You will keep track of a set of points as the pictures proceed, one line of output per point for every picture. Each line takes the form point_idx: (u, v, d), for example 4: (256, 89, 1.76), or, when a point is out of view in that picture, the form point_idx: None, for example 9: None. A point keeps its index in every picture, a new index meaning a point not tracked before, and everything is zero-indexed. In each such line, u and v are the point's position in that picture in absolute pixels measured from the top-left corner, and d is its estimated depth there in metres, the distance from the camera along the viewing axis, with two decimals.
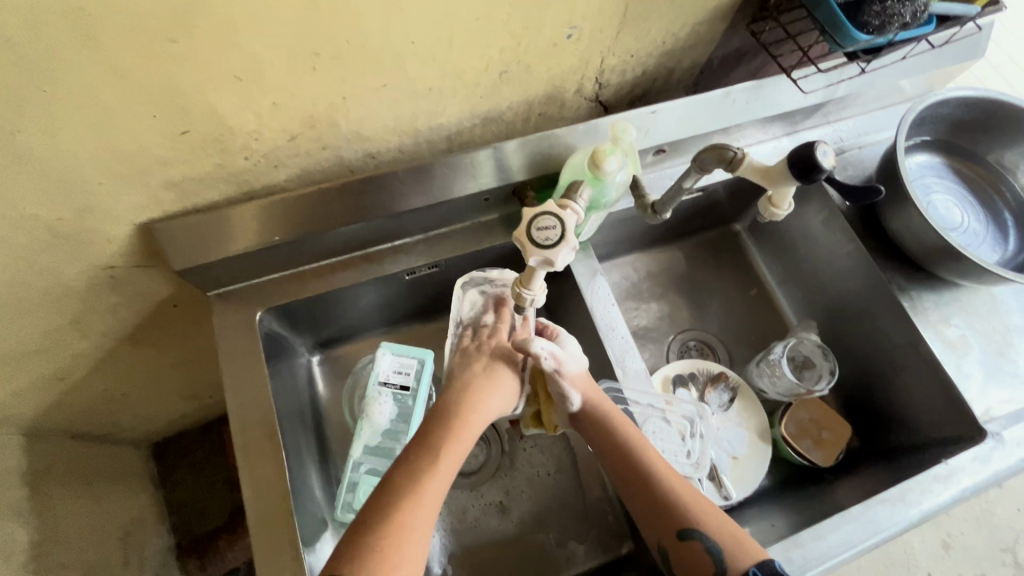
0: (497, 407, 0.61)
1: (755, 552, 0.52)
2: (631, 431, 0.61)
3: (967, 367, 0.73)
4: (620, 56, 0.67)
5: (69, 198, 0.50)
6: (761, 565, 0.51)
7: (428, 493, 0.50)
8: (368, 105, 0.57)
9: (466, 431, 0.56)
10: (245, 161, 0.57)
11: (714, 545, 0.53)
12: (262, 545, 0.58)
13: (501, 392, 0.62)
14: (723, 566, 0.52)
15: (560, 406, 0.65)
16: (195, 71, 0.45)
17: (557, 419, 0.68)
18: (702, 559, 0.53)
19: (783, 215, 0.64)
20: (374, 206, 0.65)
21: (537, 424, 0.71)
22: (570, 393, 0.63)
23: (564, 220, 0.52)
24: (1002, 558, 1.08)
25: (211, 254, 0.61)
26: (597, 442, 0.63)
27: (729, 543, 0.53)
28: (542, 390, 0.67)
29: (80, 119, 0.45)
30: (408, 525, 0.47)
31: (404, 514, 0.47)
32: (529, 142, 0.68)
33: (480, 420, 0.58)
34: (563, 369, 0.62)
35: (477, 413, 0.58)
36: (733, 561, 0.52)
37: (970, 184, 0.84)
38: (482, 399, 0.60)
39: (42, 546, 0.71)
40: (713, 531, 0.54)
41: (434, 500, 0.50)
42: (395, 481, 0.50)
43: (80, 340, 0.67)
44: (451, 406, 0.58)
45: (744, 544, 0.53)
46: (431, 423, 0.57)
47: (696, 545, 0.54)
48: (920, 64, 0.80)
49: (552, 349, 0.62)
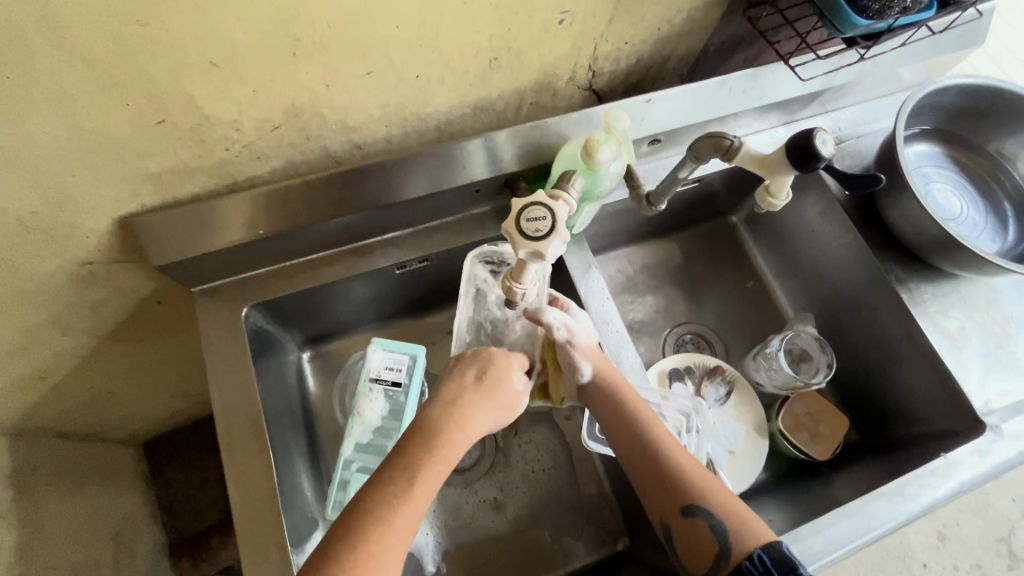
0: (487, 424, 0.57)
1: (762, 533, 0.52)
2: (637, 404, 0.61)
3: (967, 359, 0.72)
4: (614, 43, 0.65)
5: (41, 191, 0.48)
6: (767, 548, 0.51)
7: (404, 522, 0.47)
8: (353, 94, 0.55)
9: (460, 435, 0.54)
10: (226, 152, 0.55)
11: (719, 523, 0.53)
12: (250, 545, 0.57)
13: (493, 407, 0.58)
14: (728, 545, 0.52)
15: (569, 376, 0.64)
16: (169, 57, 0.43)
17: (564, 390, 0.66)
18: (706, 536, 0.53)
19: (781, 206, 0.63)
20: (361, 198, 0.64)
21: (543, 398, 0.69)
22: (581, 363, 0.62)
23: (555, 211, 0.50)
24: (997, 548, 1.08)
25: (192, 249, 0.59)
26: (602, 414, 0.62)
27: (734, 523, 0.53)
28: (551, 360, 0.65)
29: (50, 109, 0.43)
30: (385, 559, 0.45)
31: (381, 539, 0.46)
32: (521, 132, 0.66)
33: (465, 437, 0.55)
34: (575, 339, 0.62)
35: (461, 430, 0.55)
36: (737, 540, 0.52)
37: (969, 173, 0.83)
38: (467, 413, 0.56)
39: (27, 547, 0.70)
40: (718, 509, 0.54)
41: (411, 526, 0.48)
42: (369, 505, 0.48)
43: (60, 338, 0.65)
44: (431, 421, 0.54)
45: (750, 525, 0.53)
46: (409, 440, 0.53)
47: (700, 522, 0.54)
48: (919, 51, 0.79)
49: (566, 320, 0.61)
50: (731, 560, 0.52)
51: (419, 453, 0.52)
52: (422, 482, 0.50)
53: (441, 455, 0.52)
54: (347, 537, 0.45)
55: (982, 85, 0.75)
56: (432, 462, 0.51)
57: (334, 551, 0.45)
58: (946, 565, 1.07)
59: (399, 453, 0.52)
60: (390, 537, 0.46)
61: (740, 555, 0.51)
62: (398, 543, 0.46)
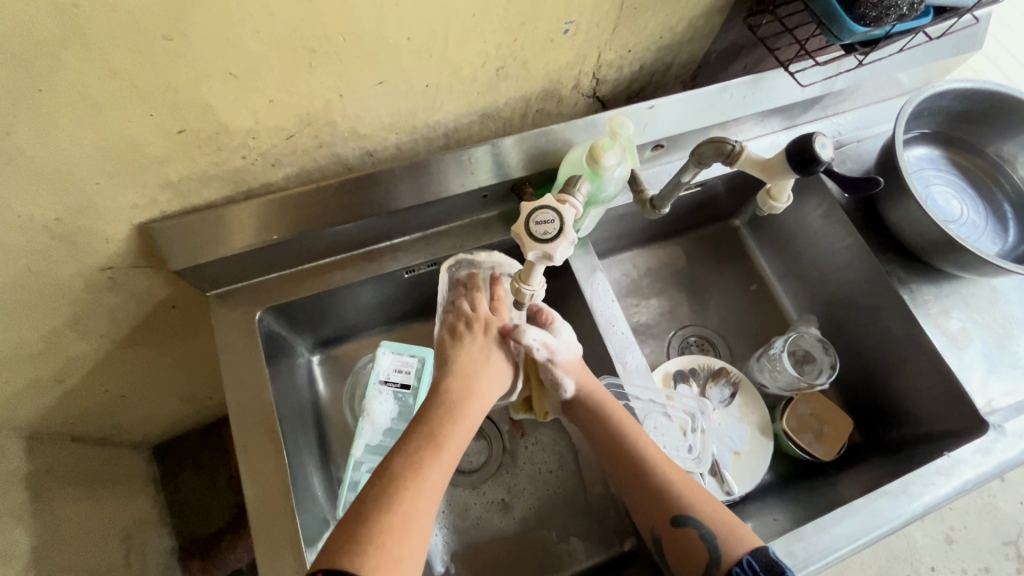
0: (493, 397, 0.61)
1: (749, 540, 0.54)
2: (624, 418, 0.63)
3: (969, 359, 0.73)
4: (617, 52, 0.67)
5: (66, 198, 0.50)
6: (755, 553, 0.53)
7: (428, 490, 0.50)
8: (365, 102, 0.57)
9: (460, 428, 0.56)
10: (241, 159, 0.57)
11: (707, 532, 0.55)
12: (262, 543, 0.58)
13: (496, 387, 0.62)
14: (717, 553, 0.54)
15: (553, 393, 0.67)
16: (190, 69, 0.45)
17: (547, 405, 0.70)
18: (696, 545, 0.55)
19: (782, 208, 0.64)
20: (372, 204, 0.65)
21: (527, 409, 0.73)
22: (563, 380, 0.65)
23: (562, 214, 0.51)
24: (1006, 551, 1.08)
25: (209, 254, 0.61)
26: (591, 428, 0.65)
27: (723, 530, 0.55)
28: (534, 376, 0.68)
29: (76, 119, 0.45)
30: (403, 540, 0.47)
31: (396, 522, 0.47)
32: (527, 138, 0.68)
33: (476, 414, 0.58)
34: (556, 357, 0.65)
35: (476, 407, 0.58)
36: (727, 546, 0.54)
37: (969, 176, 0.84)
38: (479, 391, 0.59)
39: (43, 548, 0.71)
40: (707, 517, 0.56)
41: (436, 495, 0.51)
42: (395, 475, 0.50)
43: (78, 342, 0.67)
44: (448, 397, 0.58)
45: (738, 532, 0.54)
46: (428, 413, 0.56)
47: (690, 531, 0.56)
48: (917, 56, 0.80)
49: (544, 339, 0.64)
50: (721, 566, 0.53)
51: (440, 427, 0.55)
52: (444, 454, 0.53)
53: (458, 429, 0.56)
54: (375, 507, 0.48)
55: (979, 89, 0.77)
56: (450, 435, 0.55)
57: (364, 517, 0.47)
58: (954, 568, 1.07)
59: (422, 426, 0.55)
60: (417, 502, 0.49)
61: (729, 561, 0.53)
62: (424, 509, 0.49)
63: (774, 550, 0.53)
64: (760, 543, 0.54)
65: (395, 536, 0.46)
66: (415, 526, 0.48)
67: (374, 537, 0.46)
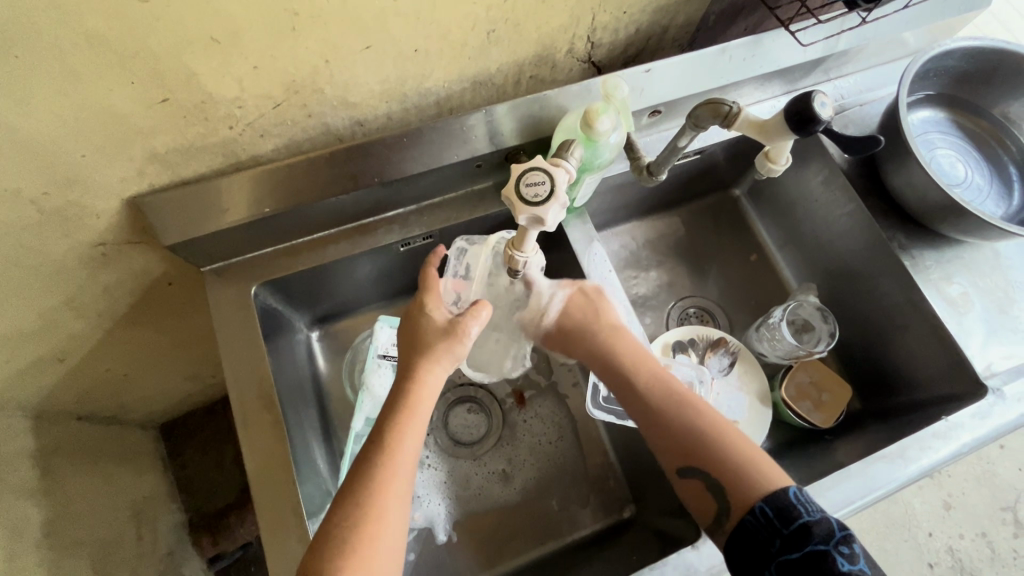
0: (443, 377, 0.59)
1: (767, 485, 0.51)
2: (625, 355, 0.66)
3: (969, 324, 0.72)
4: (612, 13, 0.65)
5: (51, 171, 0.49)
6: (770, 500, 0.50)
7: (402, 477, 0.51)
8: (353, 70, 0.56)
9: (415, 418, 0.55)
10: (229, 130, 0.56)
11: (715, 482, 0.54)
12: (266, 510, 0.59)
13: (452, 361, 0.59)
14: (727, 504, 0.53)
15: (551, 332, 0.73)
16: (168, 35, 0.44)
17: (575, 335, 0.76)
18: (703, 494, 0.55)
19: (780, 171, 0.63)
20: (362, 175, 0.64)
21: None
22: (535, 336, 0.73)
23: (553, 176, 0.50)
24: (1003, 517, 1.09)
25: (200, 229, 0.60)
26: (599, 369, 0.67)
27: (733, 477, 0.53)
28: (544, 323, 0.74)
29: (57, 88, 0.44)
30: (388, 527, 0.49)
31: (374, 511, 0.48)
32: (521, 104, 0.66)
33: (427, 399, 0.56)
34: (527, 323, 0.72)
35: (424, 388, 0.56)
36: (736, 496, 0.52)
37: (974, 138, 0.82)
38: (421, 371, 0.57)
39: (56, 523, 0.73)
40: (715, 467, 0.55)
41: (410, 478, 0.52)
42: (371, 460, 0.51)
43: (74, 320, 0.67)
44: (398, 387, 0.57)
45: (752, 477, 0.53)
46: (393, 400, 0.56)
47: (697, 480, 0.56)
48: (924, 13, 0.78)
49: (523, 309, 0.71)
50: (732, 518, 0.52)
51: (405, 413, 0.55)
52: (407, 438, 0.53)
53: (417, 419, 0.55)
54: (353, 497, 0.49)
55: (987, 47, 0.74)
56: (414, 422, 0.54)
57: (351, 495, 0.49)
58: (951, 533, 1.08)
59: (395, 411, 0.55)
60: (393, 492, 0.50)
61: (741, 510, 0.51)
62: (399, 501, 0.50)
63: (797, 492, 0.50)
64: (785, 486, 0.51)
65: (376, 525, 0.48)
66: (390, 513, 0.49)
67: (360, 518, 0.48)
